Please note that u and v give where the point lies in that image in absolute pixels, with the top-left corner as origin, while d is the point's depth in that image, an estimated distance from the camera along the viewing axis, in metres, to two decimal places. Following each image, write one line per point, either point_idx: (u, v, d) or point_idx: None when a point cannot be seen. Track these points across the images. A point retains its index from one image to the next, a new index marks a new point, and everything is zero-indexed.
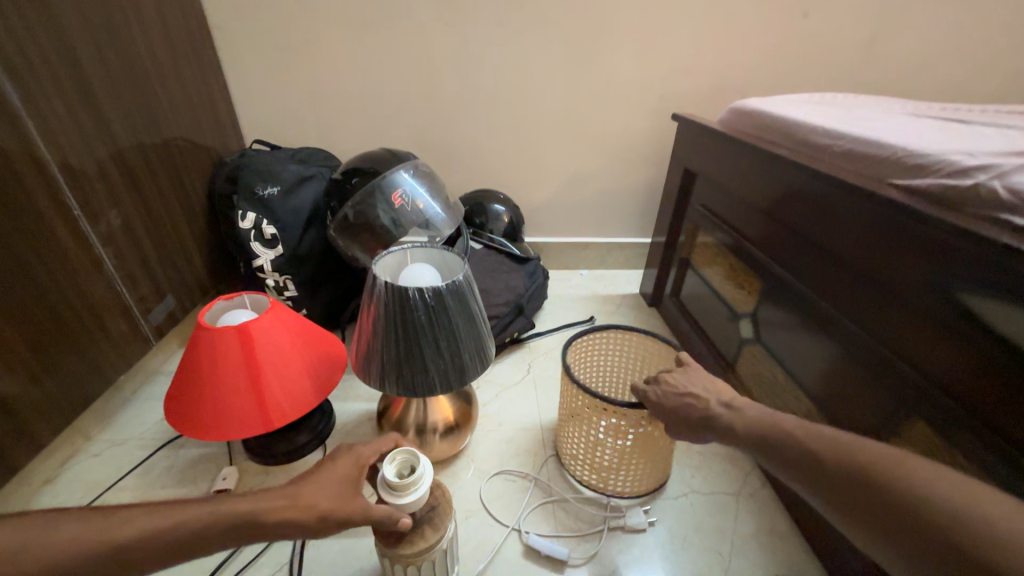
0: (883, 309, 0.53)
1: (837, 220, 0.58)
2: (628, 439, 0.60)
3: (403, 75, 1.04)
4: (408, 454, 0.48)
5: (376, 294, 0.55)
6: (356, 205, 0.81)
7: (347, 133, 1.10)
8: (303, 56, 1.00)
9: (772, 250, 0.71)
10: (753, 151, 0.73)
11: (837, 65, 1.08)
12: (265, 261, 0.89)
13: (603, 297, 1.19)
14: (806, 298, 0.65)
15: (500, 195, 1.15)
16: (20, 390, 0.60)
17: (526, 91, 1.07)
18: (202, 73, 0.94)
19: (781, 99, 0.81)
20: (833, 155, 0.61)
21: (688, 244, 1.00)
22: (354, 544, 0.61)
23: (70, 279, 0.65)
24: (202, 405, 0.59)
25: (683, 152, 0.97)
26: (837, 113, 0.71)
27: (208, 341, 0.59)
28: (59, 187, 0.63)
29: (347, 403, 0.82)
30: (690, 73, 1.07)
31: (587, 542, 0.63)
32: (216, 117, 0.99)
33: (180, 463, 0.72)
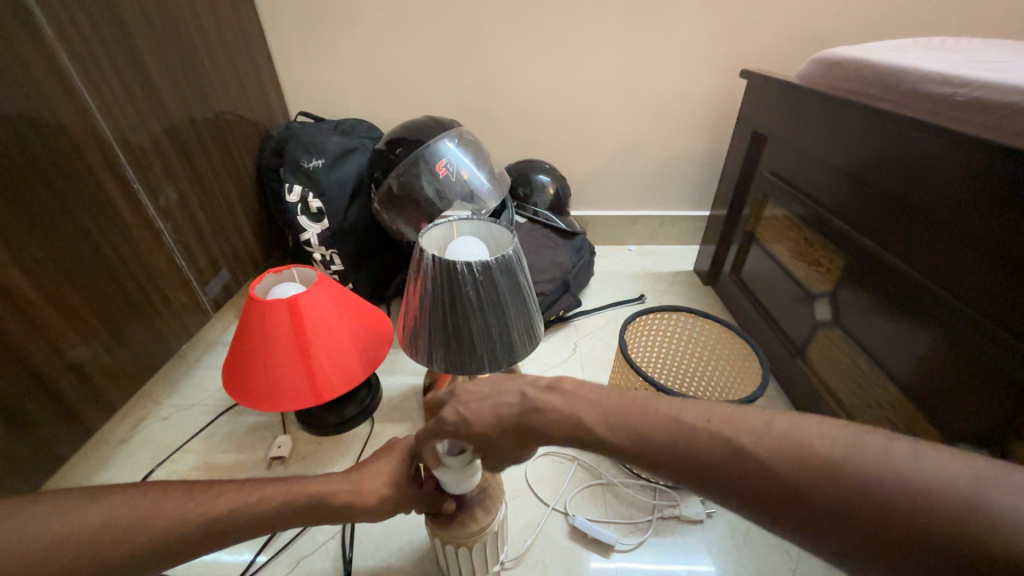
0: (1009, 289, 0.44)
1: (952, 185, 0.49)
2: None
3: (446, 38, 0.99)
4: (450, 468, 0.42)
5: (423, 268, 0.53)
6: (400, 175, 0.79)
7: (389, 102, 1.07)
8: (344, 22, 0.97)
9: (859, 221, 0.63)
10: (845, 105, 0.63)
11: (944, 6, 0.91)
12: (312, 235, 0.89)
13: (654, 274, 1.13)
14: (899, 276, 0.57)
15: (546, 165, 1.09)
16: (93, 356, 0.63)
17: (576, 51, 0.99)
18: (247, 43, 0.93)
19: (880, 45, 0.69)
20: (953, 107, 0.51)
21: (753, 217, 0.91)
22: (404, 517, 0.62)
23: (131, 251, 0.67)
24: (255, 376, 0.60)
25: (753, 113, 0.87)
26: (955, 58, 0.59)
27: (258, 313, 0.59)
28: (116, 160, 0.65)
29: (394, 376, 0.83)
30: (763, 22, 0.94)
31: (639, 530, 0.61)
32: (262, 89, 0.98)
33: (240, 429, 0.75)
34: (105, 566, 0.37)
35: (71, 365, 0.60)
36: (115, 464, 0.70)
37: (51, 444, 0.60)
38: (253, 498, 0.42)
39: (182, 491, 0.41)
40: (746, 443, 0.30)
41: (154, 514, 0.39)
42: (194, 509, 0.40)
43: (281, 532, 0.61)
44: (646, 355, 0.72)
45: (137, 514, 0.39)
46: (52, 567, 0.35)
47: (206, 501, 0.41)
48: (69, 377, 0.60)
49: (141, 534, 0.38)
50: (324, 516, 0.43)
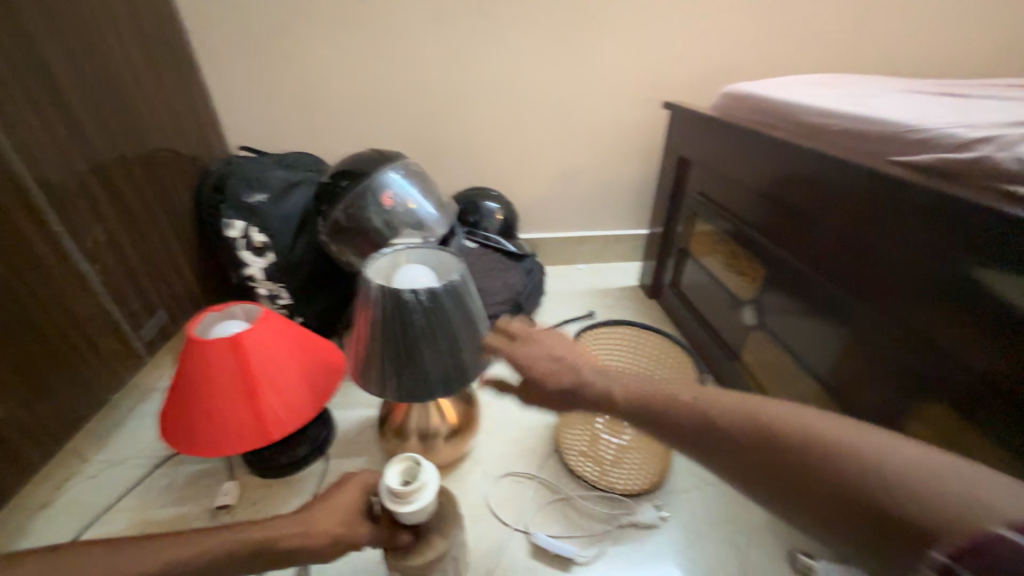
0: (889, 288, 0.51)
1: (839, 200, 0.56)
2: None
3: (389, 75, 1.02)
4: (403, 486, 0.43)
5: (371, 298, 0.53)
6: (347, 208, 0.79)
7: (335, 136, 1.08)
8: (286, 60, 0.99)
9: (773, 234, 0.70)
10: (750, 134, 0.71)
11: (825, 49, 1.06)
12: (256, 270, 0.88)
13: (602, 291, 1.18)
14: (810, 282, 0.64)
15: (494, 192, 1.14)
16: (8, 415, 0.58)
17: (515, 87, 1.06)
18: (182, 81, 0.92)
19: (775, 81, 0.80)
20: (832, 134, 0.60)
21: (686, 233, 0.99)
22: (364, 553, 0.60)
23: (55, 298, 0.63)
24: (198, 421, 0.57)
25: (677, 139, 0.96)
26: (832, 92, 0.69)
27: (199, 354, 0.57)
28: (37, 204, 0.61)
29: (349, 410, 0.81)
30: (679, 59, 1.05)
31: (599, 540, 0.62)
32: (199, 124, 0.96)
33: (180, 480, 0.70)
34: None
35: None
36: (33, 533, 0.64)
37: None
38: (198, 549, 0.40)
39: (115, 550, 0.39)
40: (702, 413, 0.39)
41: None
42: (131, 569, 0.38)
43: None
44: None
45: None
46: None
47: (144, 558, 0.39)
48: None
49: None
50: (272, 561, 0.42)
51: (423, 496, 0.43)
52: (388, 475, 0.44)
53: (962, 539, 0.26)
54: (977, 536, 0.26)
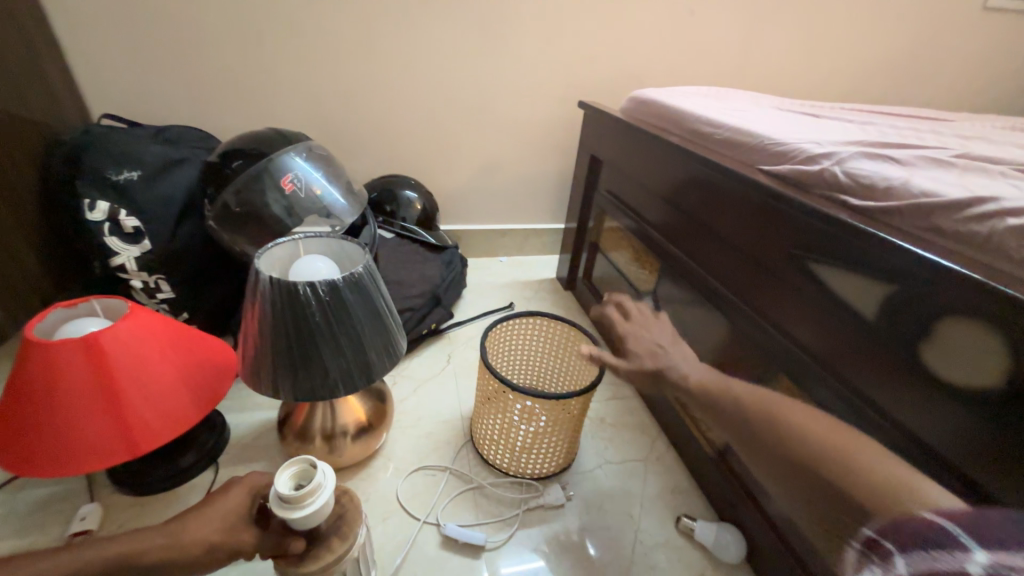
0: (756, 280, 0.59)
1: (720, 202, 0.63)
2: (540, 421, 0.62)
3: (293, 48, 0.94)
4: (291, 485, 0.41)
5: (261, 291, 0.49)
6: (238, 192, 0.72)
7: (227, 110, 0.97)
8: (164, 18, 0.86)
9: (669, 231, 0.77)
10: (652, 138, 0.77)
11: (719, 65, 1.18)
12: (127, 260, 0.75)
13: (521, 283, 1.21)
14: (697, 275, 0.71)
15: (412, 180, 1.10)
16: None
17: (433, 73, 1.03)
18: (22, 30, 0.76)
19: (673, 90, 0.86)
20: (715, 142, 0.66)
21: (597, 228, 1.05)
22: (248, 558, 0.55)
23: None
24: (41, 435, 0.49)
25: (590, 138, 1.00)
26: (719, 105, 0.77)
27: (41, 358, 0.49)
28: None
29: (244, 413, 0.74)
30: (593, 61, 1.10)
31: (508, 524, 0.64)
32: (46, 83, 0.80)
33: (21, 506, 0.59)
34: None
35: None
36: None
37: None
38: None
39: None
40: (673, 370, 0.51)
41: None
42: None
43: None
44: (504, 360, 0.76)
45: None
46: None
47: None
48: None
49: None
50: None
51: (316, 502, 0.40)
52: (284, 477, 0.42)
53: (890, 523, 0.34)
54: (904, 520, 0.33)
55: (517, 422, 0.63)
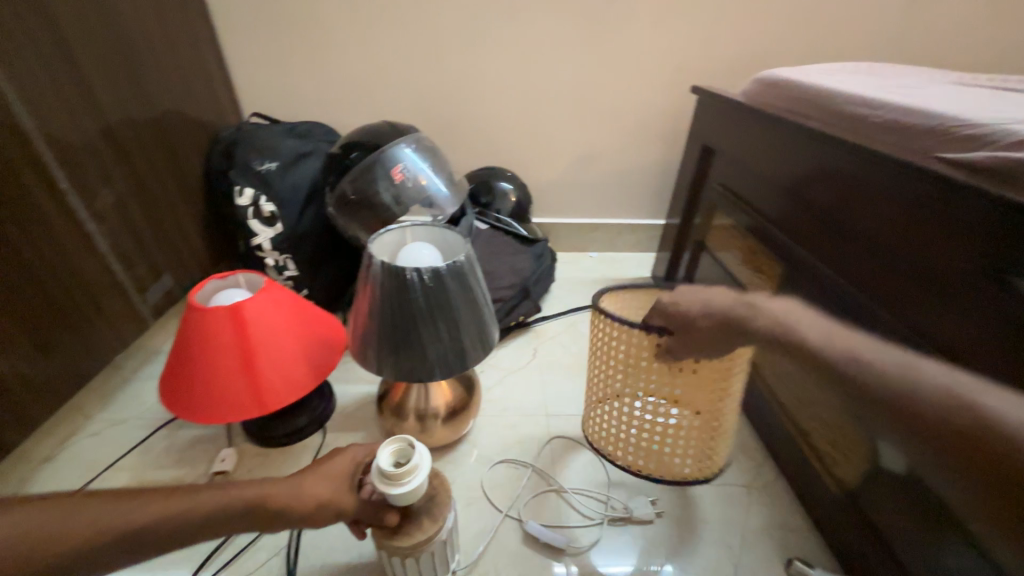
0: (914, 296, 0.48)
1: (872, 199, 0.53)
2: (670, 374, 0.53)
3: (406, 45, 0.99)
4: (394, 456, 0.44)
5: (373, 275, 0.52)
6: (355, 181, 0.78)
7: (347, 107, 1.06)
8: (300, 25, 0.96)
9: (794, 231, 0.67)
10: (781, 124, 0.67)
11: (870, 36, 0.99)
12: (264, 240, 0.86)
13: (613, 281, 1.16)
14: (829, 284, 0.60)
15: (508, 172, 1.11)
16: (9, 370, 0.58)
17: (536, 62, 1.01)
18: (196, 43, 0.90)
19: (811, 68, 0.75)
20: (872, 126, 0.55)
21: (703, 226, 0.96)
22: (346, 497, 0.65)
23: (60, 257, 0.63)
24: (195, 388, 0.57)
25: (703, 128, 0.91)
26: (875, 82, 0.64)
27: (198, 321, 0.57)
28: (44, 160, 0.61)
29: (349, 385, 0.81)
30: (710, 41, 0.99)
31: (591, 532, 0.61)
32: (211, 89, 0.95)
33: (179, 443, 0.71)
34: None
35: None
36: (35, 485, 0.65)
37: None
38: (193, 500, 0.40)
39: (102, 497, 0.39)
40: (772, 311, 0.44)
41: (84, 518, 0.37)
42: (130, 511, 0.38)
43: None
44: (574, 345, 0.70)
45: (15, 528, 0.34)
46: None
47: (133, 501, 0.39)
48: None
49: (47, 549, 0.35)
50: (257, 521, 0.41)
51: (412, 481, 0.42)
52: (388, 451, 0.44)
53: None
54: None
55: (629, 375, 0.57)
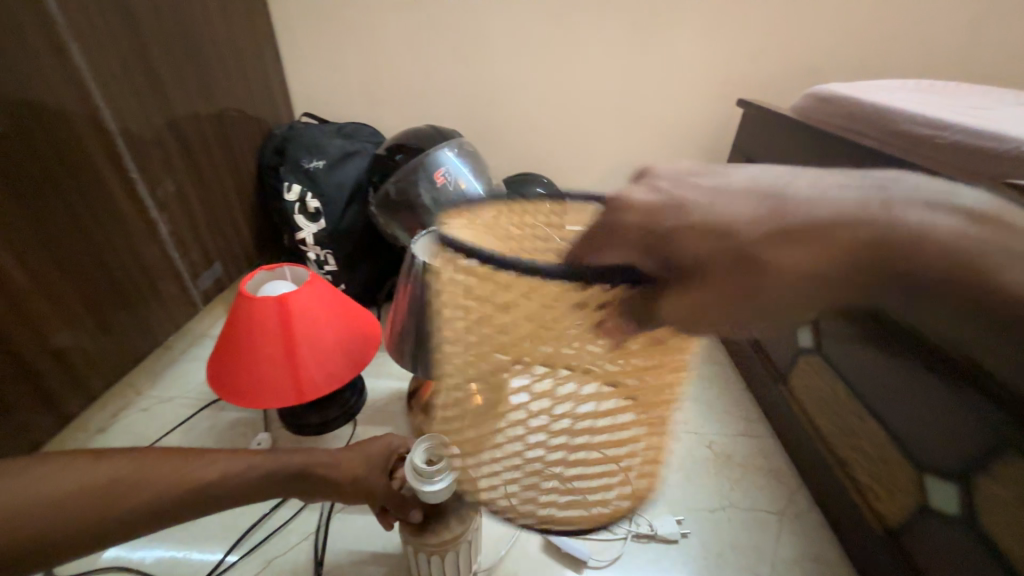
0: None
1: None
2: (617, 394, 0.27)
3: (452, 51, 1.01)
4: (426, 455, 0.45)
5: (413, 275, 0.54)
6: (398, 182, 0.80)
7: (393, 109, 1.09)
8: (353, 30, 1.00)
9: None
10: (833, 140, 0.65)
11: (933, 52, 0.95)
12: (307, 234, 0.91)
13: None
14: None
15: (545, 179, 1.11)
16: (77, 344, 0.63)
17: (578, 70, 1.02)
18: (256, 45, 0.95)
19: (868, 84, 0.72)
20: (934, 148, 0.53)
21: None
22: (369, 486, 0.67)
23: (126, 242, 0.68)
24: (238, 372, 0.60)
25: (748, 142, 0.89)
26: (939, 101, 0.61)
27: (247, 309, 0.60)
28: (118, 151, 0.66)
29: (380, 380, 0.83)
30: (760, 54, 0.97)
31: (614, 546, 0.61)
32: (268, 88, 1.00)
33: (221, 424, 0.74)
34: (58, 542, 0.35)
35: (54, 350, 0.60)
36: None
37: (24, 431, 0.59)
38: (238, 466, 0.42)
39: (142, 457, 0.40)
40: (902, 216, 0.24)
41: (103, 479, 0.37)
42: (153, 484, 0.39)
43: (286, 503, 0.66)
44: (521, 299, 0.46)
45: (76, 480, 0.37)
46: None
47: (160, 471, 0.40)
48: (50, 362, 0.60)
49: (53, 509, 0.35)
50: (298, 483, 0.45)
51: (442, 482, 0.42)
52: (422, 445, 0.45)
53: None
54: None
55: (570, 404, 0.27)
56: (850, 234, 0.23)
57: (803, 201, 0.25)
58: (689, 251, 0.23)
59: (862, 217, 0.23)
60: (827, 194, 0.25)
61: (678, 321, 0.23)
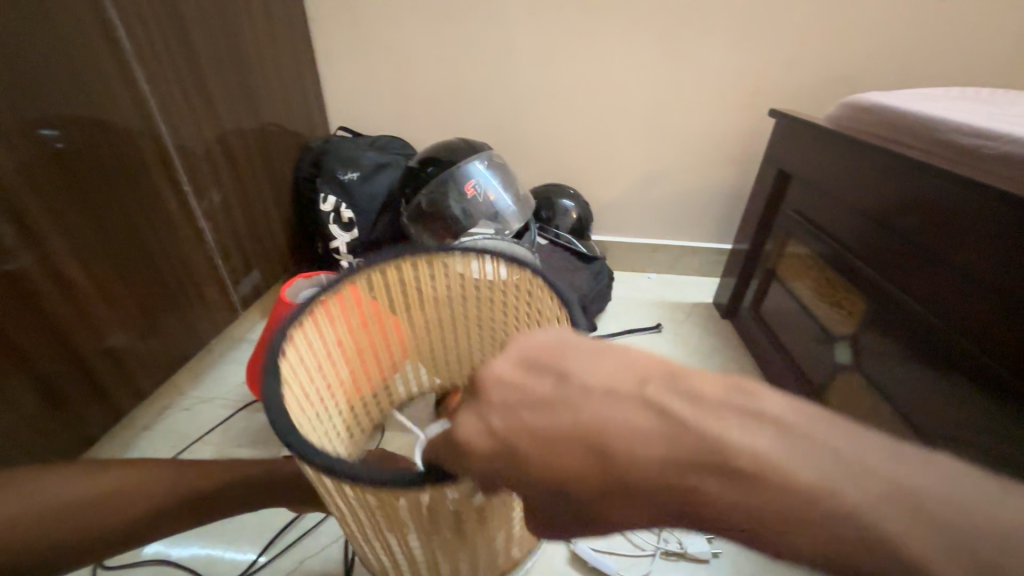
0: None
1: (973, 237, 0.49)
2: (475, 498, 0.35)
3: (482, 66, 1.04)
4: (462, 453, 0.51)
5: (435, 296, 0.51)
6: (430, 194, 0.83)
7: (423, 123, 1.13)
8: (388, 47, 1.04)
9: (881, 264, 0.63)
10: (871, 150, 0.63)
11: (980, 59, 0.91)
12: (340, 243, 0.94)
13: (672, 304, 1.13)
14: (923, 323, 0.56)
15: (571, 189, 1.12)
16: (130, 344, 0.67)
17: (606, 83, 1.03)
18: (297, 63, 1.00)
19: (910, 93, 0.70)
20: (982, 158, 0.50)
21: (774, 254, 0.91)
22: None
23: (176, 250, 0.73)
24: None
25: (779, 153, 0.87)
26: (986, 110, 0.59)
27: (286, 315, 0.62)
28: (171, 165, 0.70)
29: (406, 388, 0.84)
30: (793, 63, 0.96)
31: (642, 565, 0.60)
32: (307, 104, 1.05)
33: (256, 425, 0.77)
34: (108, 530, 0.44)
35: (109, 350, 0.64)
36: (137, 450, 0.74)
37: (80, 427, 0.62)
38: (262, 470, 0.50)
39: (179, 467, 0.49)
40: (771, 408, 0.25)
41: (130, 482, 0.46)
42: (138, 489, 0.46)
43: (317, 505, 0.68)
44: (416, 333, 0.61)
45: (125, 481, 0.46)
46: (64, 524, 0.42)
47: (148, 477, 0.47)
48: (106, 361, 0.64)
49: (95, 505, 0.44)
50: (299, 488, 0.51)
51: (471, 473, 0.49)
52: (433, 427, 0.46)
53: None
54: None
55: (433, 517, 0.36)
56: (700, 483, 0.23)
57: (691, 387, 0.26)
58: (542, 453, 0.26)
59: (726, 431, 0.24)
60: (716, 388, 0.25)
61: (555, 496, 0.26)
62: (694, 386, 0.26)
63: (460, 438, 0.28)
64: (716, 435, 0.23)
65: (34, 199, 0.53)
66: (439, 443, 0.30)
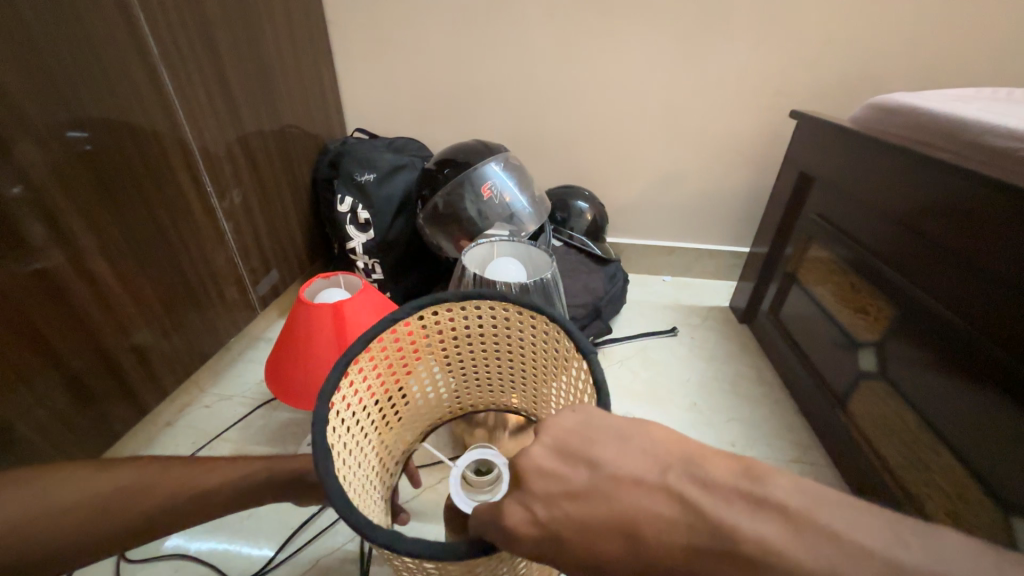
0: None
1: (1007, 243, 0.47)
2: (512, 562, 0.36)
3: (499, 67, 1.04)
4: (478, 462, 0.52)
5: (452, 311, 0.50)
6: (446, 195, 0.83)
7: (439, 125, 1.13)
8: (405, 49, 1.04)
9: (908, 269, 0.61)
10: (899, 152, 0.62)
11: (1013, 59, 0.88)
12: (357, 244, 0.94)
13: (688, 308, 1.12)
14: (953, 330, 0.54)
15: (586, 191, 1.11)
16: (155, 341, 0.69)
17: (623, 84, 1.02)
18: (317, 66, 1.02)
19: (939, 94, 0.68)
20: (1018, 162, 0.49)
21: (795, 258, 0.90)
22: (408, 492, 0.68)
23: (199, 250, 0.74)
24: (294, 375, 0.63)
25: (801, 154, 0.86)
26: (1021, 111, 0.57)
27: (305, 315, 0.63)
28: (195, 166, 0.72)
29: None
30: (815, 63, 0.94)
31: None
32: (325, 106, 1.06)
33: (273, 424, 0.78)
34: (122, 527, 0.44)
35: (135, 347, 0.66)
36: (159, 445, 0.75)
37: (106, 421, 0.64)
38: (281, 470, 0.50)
39: (196, 466, 0.49)
40: (778, 493, 0.25)
41: (147, 481, 0.46)
42: (146, 502, 0.45)
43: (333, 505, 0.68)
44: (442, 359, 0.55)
45: (142, 479, 0.46)
46: (78, 521, 0.43)
47: (153, 485, 0.46)
48: (132, 358, 0.66)
49: (108, 503, 0.44)
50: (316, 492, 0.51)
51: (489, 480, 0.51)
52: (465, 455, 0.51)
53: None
54: None
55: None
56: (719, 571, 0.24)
57: (705, 472, 0.27)
58: (582, 543, 0.27)
59: (741, 520, 0.25)
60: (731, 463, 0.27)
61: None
62: (709, 470, 0.27)
63: (509, 528, 0.29)
64: (734, 525, 0.25)
65: (66, 200, 0.54)
66: (486, 525, 0.31)
